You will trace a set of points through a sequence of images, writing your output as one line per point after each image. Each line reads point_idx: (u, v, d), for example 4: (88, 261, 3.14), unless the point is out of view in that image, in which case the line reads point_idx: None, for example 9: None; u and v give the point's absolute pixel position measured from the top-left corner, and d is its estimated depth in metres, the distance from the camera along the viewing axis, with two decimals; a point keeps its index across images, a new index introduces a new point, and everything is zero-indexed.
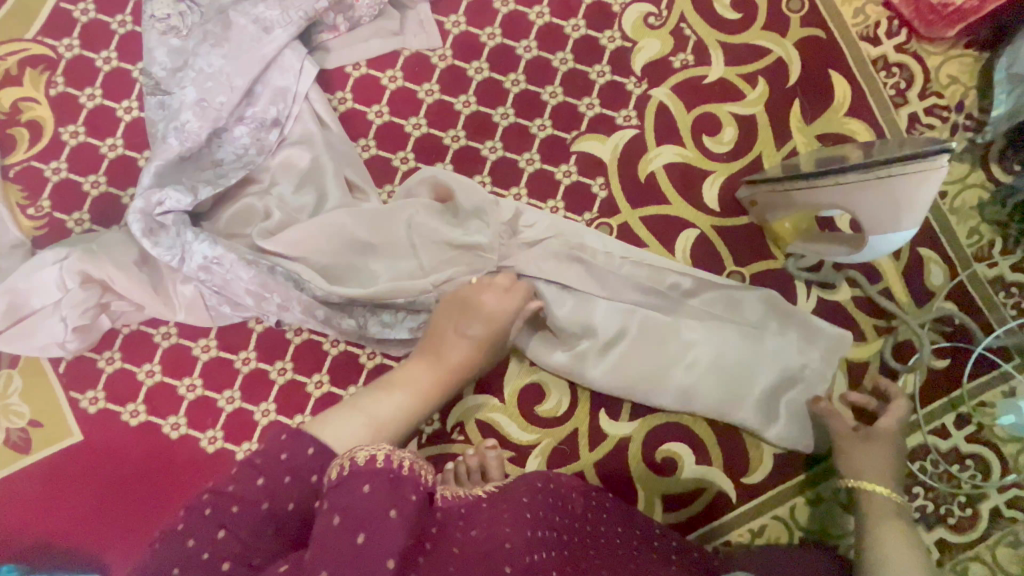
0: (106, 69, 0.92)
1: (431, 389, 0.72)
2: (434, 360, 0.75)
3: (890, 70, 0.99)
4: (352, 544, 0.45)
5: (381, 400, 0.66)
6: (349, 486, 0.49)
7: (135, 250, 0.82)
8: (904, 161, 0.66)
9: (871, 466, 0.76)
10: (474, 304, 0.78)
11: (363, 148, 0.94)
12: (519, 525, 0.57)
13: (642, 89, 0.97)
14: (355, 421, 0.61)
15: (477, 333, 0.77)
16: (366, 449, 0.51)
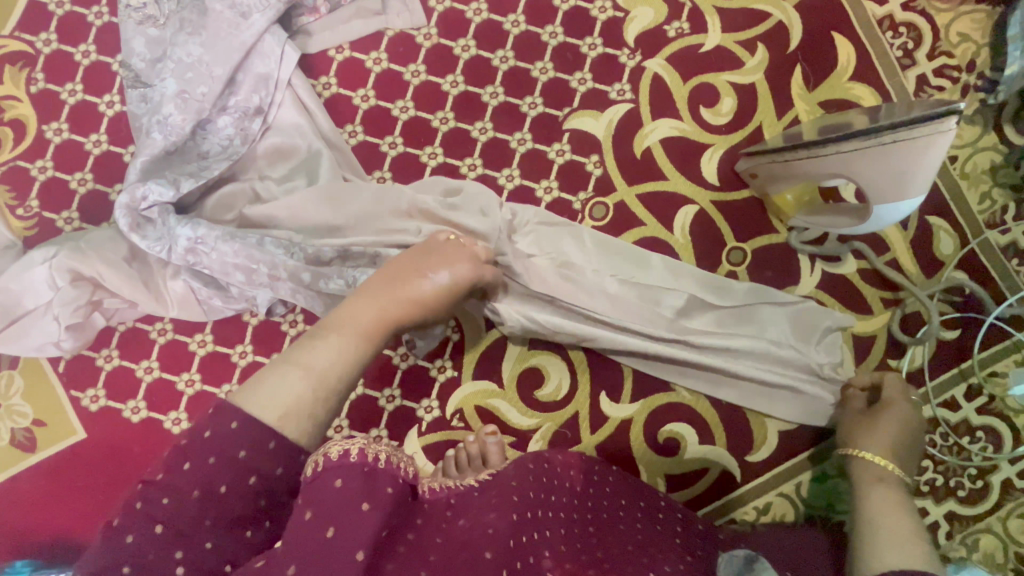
0: (85, 63, 0.90)
1: (373, 330, 0.55)
2: (384, 296, 0.59)
3: (897, 30, 0.95)
4: (320, 539, 0.42)
5: (307, 351, 0.49)
6: (323, 479, 0.45)
7: (124, 247, 0.81)
8: (909, 125, 0.63)
9: (874, 438, 0.74)
10: (445, 250, 0.70)
11: (350, 134, 0.92)
12: (505, 510, 0.56)
13: (636, 61, 0.93)
14: (286, 377, 0.47)
15: (449, 274, 0.67)
16: (340, 441, 0.47)
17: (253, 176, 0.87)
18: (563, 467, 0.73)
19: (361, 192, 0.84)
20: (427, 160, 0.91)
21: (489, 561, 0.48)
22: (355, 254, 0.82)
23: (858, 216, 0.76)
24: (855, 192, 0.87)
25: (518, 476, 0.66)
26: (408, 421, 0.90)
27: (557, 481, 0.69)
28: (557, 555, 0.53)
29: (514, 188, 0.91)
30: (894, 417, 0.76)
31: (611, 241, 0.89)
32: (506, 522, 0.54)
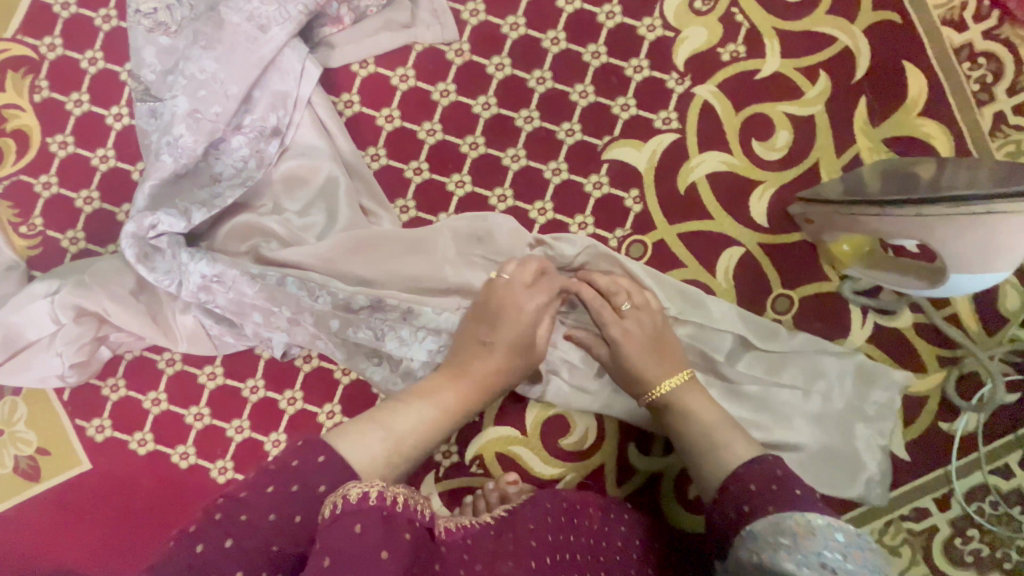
0: (92, 71, 0.84)
1: (452, 399, 0.65)
2: (456, 377, 0.67)
3: (975, 60, 0.86)
4: None
5: (402, 412, 0.61)
6: (343, 525, 0.45)
7: (131, 278, 0.76)
8: (1005, 199, 0.57)
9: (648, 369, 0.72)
10: (504, 315, 0.70)
11: (373, 158, 0.85)
12: (522, 559, 0.57)
13: (684, 87, 0.86)
14: (376, 438, 0.57)
15: (507, 339, 0.70)
16: (359, 484, 0.47)
17: (268, 204, 0.81)
18: (584, 503, 0.70)
19: (398, 236, 0.79)
20: (454, 189, 0.85)
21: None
22: (388, 305, 0.77)
23: (929, 277, 0.70)
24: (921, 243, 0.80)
25: (536, 517, 0.64)
26: (426, 464, 0.85)
27: (576, 521, 0.66)
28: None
29: (546, 222, 0.85)
30: (635, 333, 0.74)
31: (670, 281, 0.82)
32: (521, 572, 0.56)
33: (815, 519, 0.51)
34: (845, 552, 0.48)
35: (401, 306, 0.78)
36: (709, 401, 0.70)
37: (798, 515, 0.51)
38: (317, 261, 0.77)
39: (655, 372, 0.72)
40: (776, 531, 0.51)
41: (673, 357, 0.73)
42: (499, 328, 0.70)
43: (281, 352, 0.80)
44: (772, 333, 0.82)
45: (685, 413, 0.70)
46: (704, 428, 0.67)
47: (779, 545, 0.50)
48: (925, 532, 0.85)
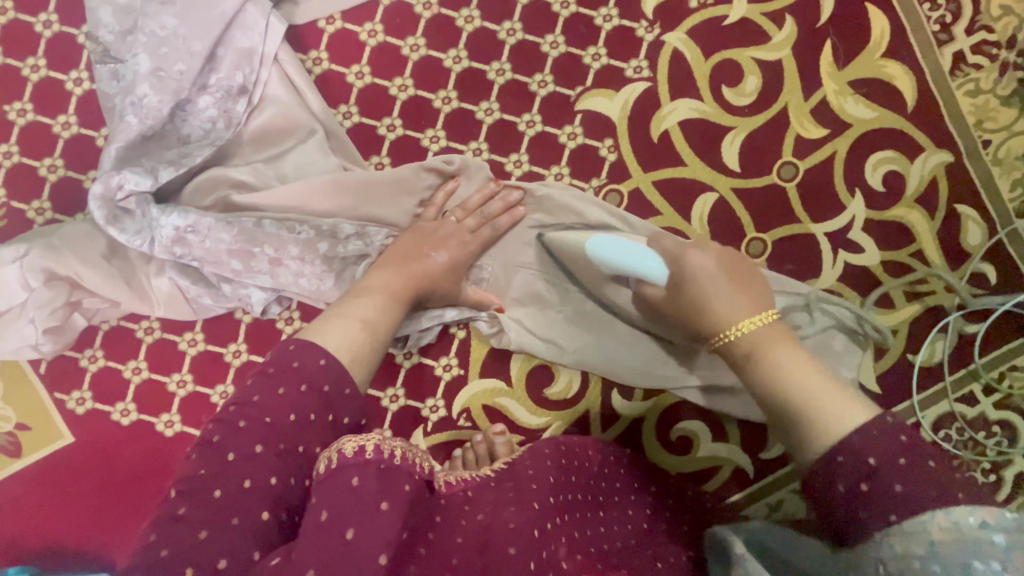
0: (47, 35, 0.82)
1: (400, 290, 0.69)
2: (401, 266, 0.72)
3: (935, 1, 0.88)
4: (341, 540, 0.42)
5: (358, 302, 0.64)
6: (339, 480, 0.44)
7: (102, 242, 0.76)
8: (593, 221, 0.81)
9: (723, 305, 0.58)
10: (438, 232, 0.77)
11: (345, 115, 0.84)
12: (524, 504, 0.54)
13: (654, 35, 0.86)
14: (349, 326, 0.59)
15: (448, 253, 0.76)
16: (354, 439, 0.46)
17: (238, 163, 0.80)
18: (583, 447, 0.70)
19: (374, 176, 0.79)
20: (429, 145, 0.84)
21: (513, 557, 0.48)
22: (370, 236, 0.79)
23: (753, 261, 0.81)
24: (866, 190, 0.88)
25: (536, 464, 0.63)
26: (413, 420, 0.86)
27: (575, 465, 0.67)
28: (571, 547, 0.53)
29: (522, 174, 0.85)
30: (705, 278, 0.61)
31: (619, 211, 0.83)
32: (525, 516, 0.52)
33: (966, 518, 0.37)
34: (1006, 561, 0.35)
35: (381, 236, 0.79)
36: (810, 357, 0.51)
37: (941, 515, 0.37)
38: (294, 202, 0.78)
39: (718, 306, 0.58)
40: (906, 541, 0.38)
41: (755, 292, 0.59)
42: (441, 234, 0.77)
43: (261, 310, 0.80)
44: None
45: (769, 365, 0.51)
46: (804, 391, 0.47)
47: (907, 559, 0.37)
48: None
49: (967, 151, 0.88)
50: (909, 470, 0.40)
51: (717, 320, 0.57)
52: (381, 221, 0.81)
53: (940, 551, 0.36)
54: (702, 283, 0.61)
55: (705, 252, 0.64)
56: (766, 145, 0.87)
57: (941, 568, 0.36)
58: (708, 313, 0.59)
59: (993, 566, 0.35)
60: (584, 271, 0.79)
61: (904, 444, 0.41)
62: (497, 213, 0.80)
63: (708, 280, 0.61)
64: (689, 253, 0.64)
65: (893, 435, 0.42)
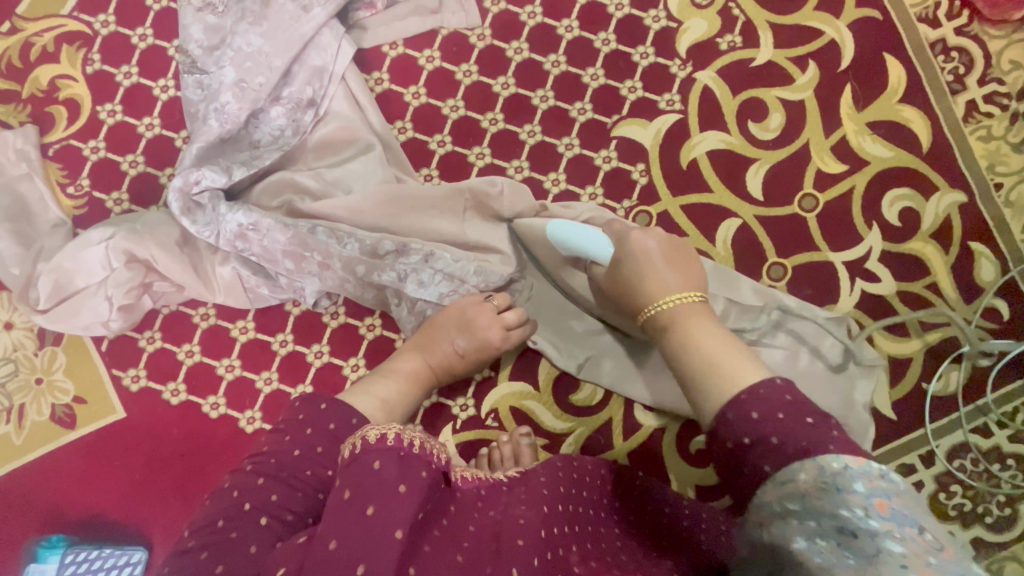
0: (141, 47, 0.91)
1: (418, 378, 0.75)
2: (425, 353, 0.77)
3: (949, 54, 0.95)
4: (362, 515, 0.44)
5: (384, 384, 0.71)
6: (361, 462, 0.48)
7: (177, 231, 0.83)
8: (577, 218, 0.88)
9: (658, 279, 0.65)
10: (468, 320, 0.79)
11: (400, 130, 0.92)
12: (535, 504, 0.58)
13: (687, 72, 0.94)
14: (368, 402, 0.66)
15: (472, 343, 0.79)
16: (377, 428, 0.50)
17: (300, 168, 0.88)
18: (586, 463, 0.75)
19: (422, 191, 0.85)
20: (474, 160, 0.92)
21: (523, 547, 0.51)
22: (411, 250, 0.83)
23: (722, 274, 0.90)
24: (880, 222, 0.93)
25: (547, 472, 0.67)
26: (442, 417, 0.90)
27: (583, 480, 0.71)
28: (583, 553, 0.58)
29: (559, 192, 0.92)
30: (650, 251, 0.68)
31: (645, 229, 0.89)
32: (536, 514, 0.56)
33: (831, 463, 0.42)
34: (867, 505, 0.40)
35: (423, 250, 0.84)
36: (720, 330, 0.57)
37: (809, 464, 0.43)
38: (343, 212, 0.83)
39: (650, 281, 0.65)
40: (780, 495, 0.44)
41: (690, 274, 0.66)
42: (473, 320, 0.79)
43: (313, 302, 0.86)
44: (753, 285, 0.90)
45: (680, 334, 0.58)
46: (704, 352, 0.55)
47: (788, 513, 0.43)
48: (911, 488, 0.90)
49: (981, 193, 0.93)
50: (787, 425, 0.46)
51: (646, 292, 0.65)
52: (426, 235, 0.85)
53: (811, 502, 0.42)
54: (641, 259, 0.68)
55: (650, 235, 0.70)
56: (788, 177, 0.93)
57: (815, 519, 0.41)
58: (642, 285, 0.66)
59: (856, 510, 0.40)
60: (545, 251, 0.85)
61: (784, 400, 0.48)
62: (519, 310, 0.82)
63: (650, 256, 0.68)
64: (634, 233, 0.71)
65: (780, 393, 0.48)
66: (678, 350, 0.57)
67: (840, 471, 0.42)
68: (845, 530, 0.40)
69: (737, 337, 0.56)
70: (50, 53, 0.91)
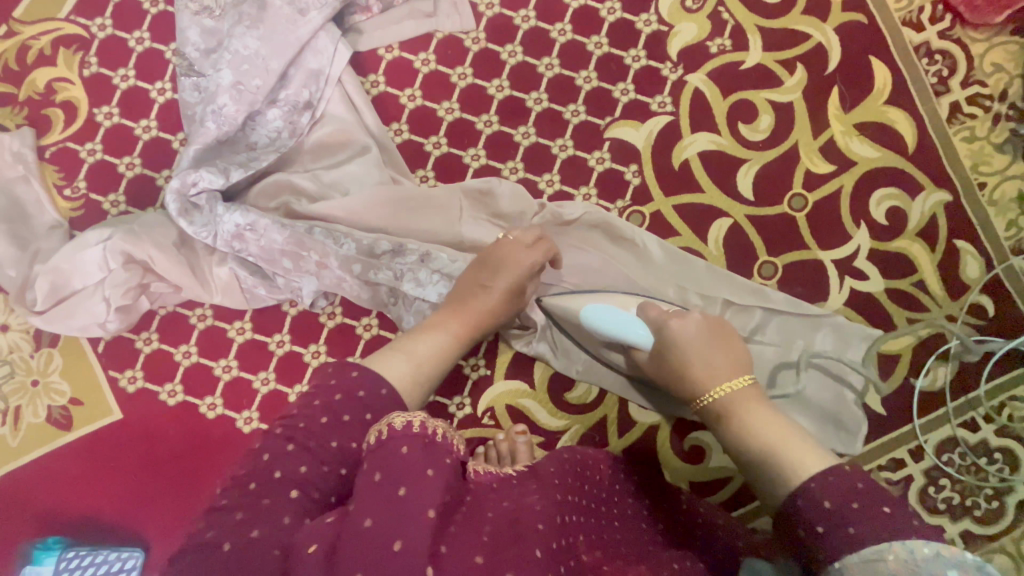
0: (138, 50, 0.92)
1: (461, 331, 0.74)
2: (464, 305, 0.76)
3: (932, 57, 0.97)
4: (394, 495, 0.46)
5: (422, 341, 0.70)
6: (389, 448, 0.50)
7: (174, 232, 0.83)
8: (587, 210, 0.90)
9: (708, 371, 0.67)
10: (495, 258, 0.78)
11: (396, 132, 0.93)
12: (547, 492, 0.59)
13: (678, 75, 0.96)
14: (399, 361, 0.65)
15: (505, 280, 0.77)
16: (403, 415, 0.53)
17: (297, 170, 0.88)
18: (595, 460, 0.75)
19: (417, 192, 0.86)
20: (470, 162, 0.93)
21: (541, 531, 0.51)
22: (408, 251, 0.84)
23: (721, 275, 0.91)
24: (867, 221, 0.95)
25: (555, 463, 0.67)
26: (439, 416, 0.91)
27: (590, 472, 0.71)
28: (590, 544, 0.59)
29: (553, 192, 0.93)
30: (692, 341, 0.69)
31: (640, 229, 0.91)
32: (549, 502, 0.56)
33: (920, 548, 0.44)
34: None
35: (419, 251, 0.84)
36: (777, 416, 0.61)
37: (898, 545, 0.45)
38: (339, 213, 0.84)
39: (698, 370, 0.67)
40: (864, 571, 0.45)
41: (733, 356, 0.68)
42: (498, 259, 0.78)
43: (311, 302, 0.86)
44: (746, 283, 0.91)
45: (737, 428, 0.62)
46: (763, 445, 0.58)
47: None
48: (901, 482, 0.92)
49: (965, 192, 0.95)
50: (862, 513, 0.47)
51: (696, 384, 0.67)
52: (423, 237, 0.86)
53: None
54: (685, 350, 0.69)
55: (687, 321, 0.70)
56: (779, 177, 0.95)
57: None
58: (690, 377, 0.68)
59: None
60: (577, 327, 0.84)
61: (859, 489, 0.49)
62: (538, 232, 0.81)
63: (692, 345, 0.69)
64: (672, 322, 0.70)
65: (851, 482, 0.50)
66: (735, 447, 0.62)
67: (931, 556, 0.43)
68: None
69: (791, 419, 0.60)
70: (47, 56, 0.92)
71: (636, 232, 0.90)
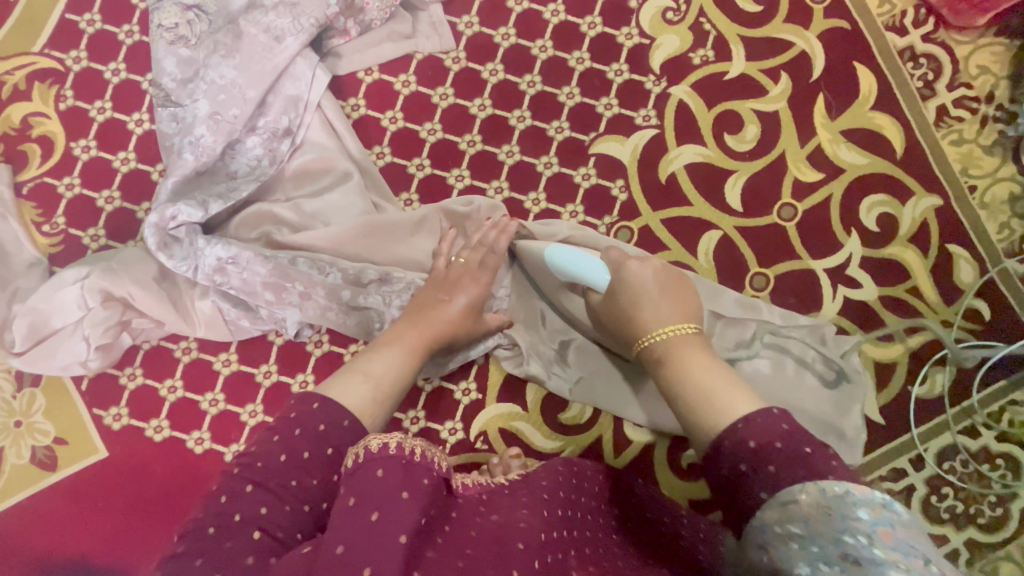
0: (114, 82, 0.91)
1: (419, 345, 0.72)
2: (420, 320, 0.74)
3: (917, 61, 0.96)
4: (366, 521, 0.44)
5: (376, 359, 0.67)
6: (365, 471, 0.48)
7: (154, 267, 0.82)
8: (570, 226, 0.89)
9: (657, 311, 0.66)
10: (453, 275, 0.80)
11: (378, 156, 0.92)
12: (536, 509, 0.59)
13: (661, 87, 0.95)
14: (357, 382, 0.62)
15: (464, 297, 0.78)
16: (380, 436, 0.50)
17: (279, 198, 0.87)
18: (587, 473, 0.75)
19: (401, 218, 0.85)
20: (454, 183, 0.92)
21: (522, 551, 0.51)
22: (394, 279, 0.82)
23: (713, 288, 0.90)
24: (858, 228, 0.94)
25: (546, 476, 0.68)
26: (431, 442, 0.90)
27: (580, 487, 0.70)
28: (581, 558, 0.56)
29: (539, 211, 0.92)
30: (647, 282, 0.71)
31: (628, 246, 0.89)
32: (536, 519, 0.57)
33: (831, 488, 0.42)
34: (871, 533, 0.39)
35: (406, 279, 0.83)
36: (720, 365, 0.57)
37: (810, 486, 0.42)
38: (322, 243, 0.83)
39: (645, 313, 0.67)
40: (783, 517, 0.42)
41: (686, 307, 0.67)
42: (455, 278, 0.80)
43: (295, 331, 0.85)
44: (734, 296, 0.90)
45: (675, 368, 0.59)
46: (700, 384, 0.55)
47: (789, 536, 0.41)
48: (903, 491, 0.90)
49: (955, 195, 0.94)
50: (784, 454, 0.45)
51: (642, 325, 0.66)
52: (409, 266, 0.85)
53: (815, 527, 0.40)
54: (637, 291, 0.70)
55: (646, 266, 0.72)
56: (766, 187, 0.94)
57: (818, 544, 0.40)
58: (638, 318, 0.67)
59: (860, 538, 0.39)
60: (543, 275, 0.85)
61: (783, 430, 0.47)
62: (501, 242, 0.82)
63: (647, 287, 0.70)
64: (631, 265, 0.73)
65: (777, 423, 0.47)
66: (674, 388, 0.57)
67: (841, 495, 0.41)
68: (849, 556, 0.38)
69: (737, 374, 0.56)
70: (21, 91, 0.90)
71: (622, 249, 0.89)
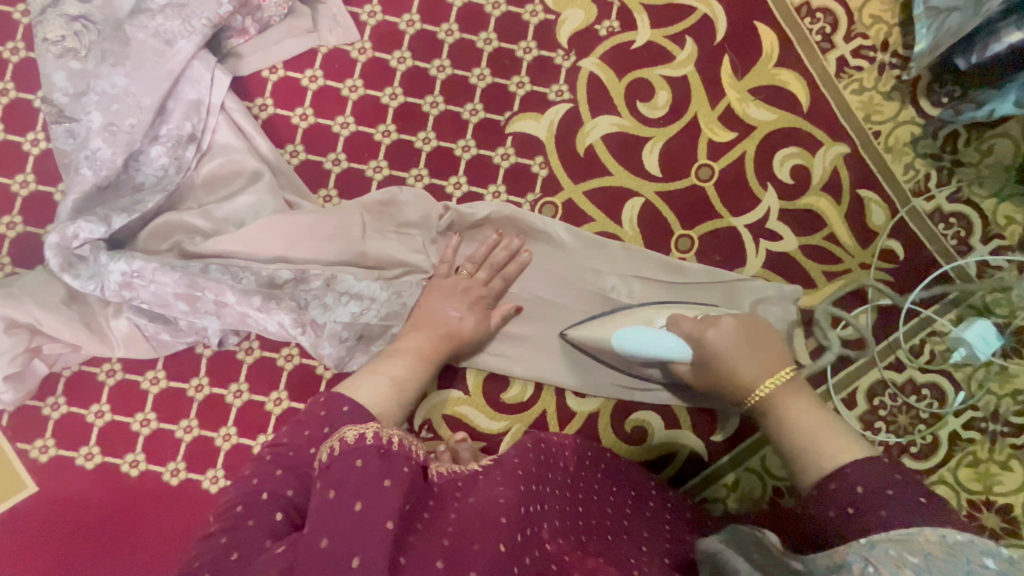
0: (4, 102, 0.87)
1: (428, 349, 0.74)
2: (429, 327, 0.77)
3: (814, 15, 0.99)
4: (349, 512, 0.42)
5: (390, 364, 0.69)
6: (340, 463, 0.46)
7: (61, 289, 0.80)
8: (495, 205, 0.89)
9: (753, 364, 0.63)
10: (453, 287, 0.82)
11: (292, 154, 0.91)
12: (512, 481, 0.54)
13: (571, 61, 0.96)
14: (378, 382, 0.63)
15: (465, 309, 0.81)
16: (355, 428, 0.49)
17: (191, 207, 0.85)
18: (563, 446, 0.69)
19: (318, 216, 0.84)
20: (372, 174, 0.91)
21: (506, 525, 0.47)
22: (311, 276, 0.82)
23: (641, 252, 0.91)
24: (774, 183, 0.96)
25: (519, 450, 0.62)
26: None
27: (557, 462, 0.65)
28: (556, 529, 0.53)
29: (462, 195, 0.92)
30: (727, 331, 0.67)
31: (553, 221, 0.90)
32: (515, 491, 0.52)
33: (954, 536, 0.41)
34: None
35: (322, 275, 0.83)
36: (819, 408, 0.58)
37: (931, 530, 0.42)
38: (235, 247, 0.81)
39: (741, 369, 0.63)
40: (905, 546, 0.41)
41: (773, 352, 0.64)
42: (456, 290, 0.82)
43: (217, 340, 0.83)
44: (660, 258, 0.91)
45: (782, 418, 0.58)
46: (810, 435, 0.55)
47: (902, 560, 0.40)
48: None
49: (861, 142, 0.98)
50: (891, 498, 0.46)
51: (741, 383, 0.63)
52: (326, 261, 0.84)
53: (932, 560, 0.39)
54: (725, 353, 0.65)
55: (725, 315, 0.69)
56: (682, 151, 0.96)
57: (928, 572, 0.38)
58: (734, 376, 0.64)
59: None
60: (607, 356, 0.84)
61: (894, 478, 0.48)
62: (504, 261, 0.85)
63: (734, 342, 0.66)
64: (709, 330, 0.68)
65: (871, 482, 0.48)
66: (790, 449, 0.56)
67: (966, 542, 0.40)
68: None
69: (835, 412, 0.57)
70: None
71: (548, 224, 0.90)
